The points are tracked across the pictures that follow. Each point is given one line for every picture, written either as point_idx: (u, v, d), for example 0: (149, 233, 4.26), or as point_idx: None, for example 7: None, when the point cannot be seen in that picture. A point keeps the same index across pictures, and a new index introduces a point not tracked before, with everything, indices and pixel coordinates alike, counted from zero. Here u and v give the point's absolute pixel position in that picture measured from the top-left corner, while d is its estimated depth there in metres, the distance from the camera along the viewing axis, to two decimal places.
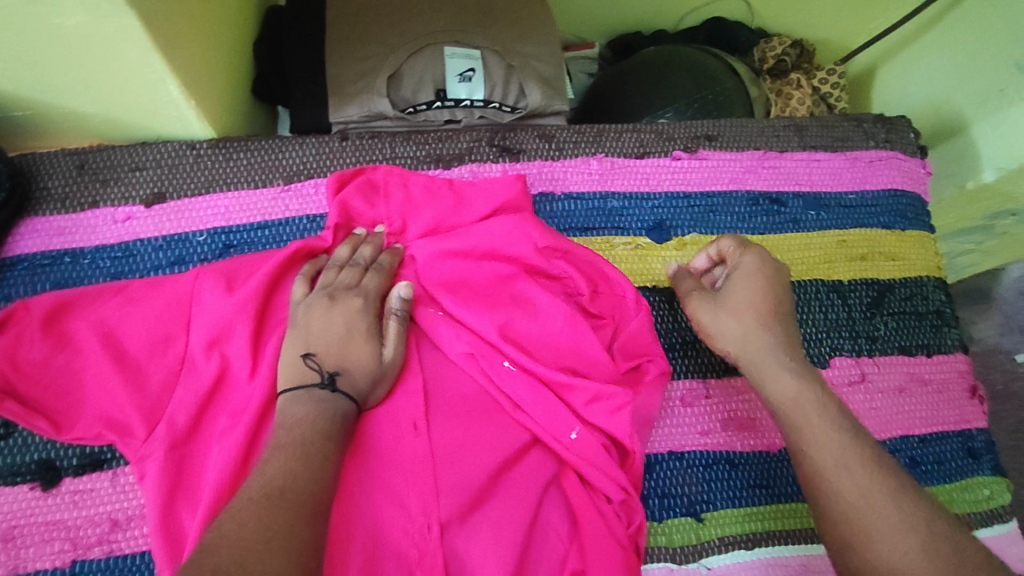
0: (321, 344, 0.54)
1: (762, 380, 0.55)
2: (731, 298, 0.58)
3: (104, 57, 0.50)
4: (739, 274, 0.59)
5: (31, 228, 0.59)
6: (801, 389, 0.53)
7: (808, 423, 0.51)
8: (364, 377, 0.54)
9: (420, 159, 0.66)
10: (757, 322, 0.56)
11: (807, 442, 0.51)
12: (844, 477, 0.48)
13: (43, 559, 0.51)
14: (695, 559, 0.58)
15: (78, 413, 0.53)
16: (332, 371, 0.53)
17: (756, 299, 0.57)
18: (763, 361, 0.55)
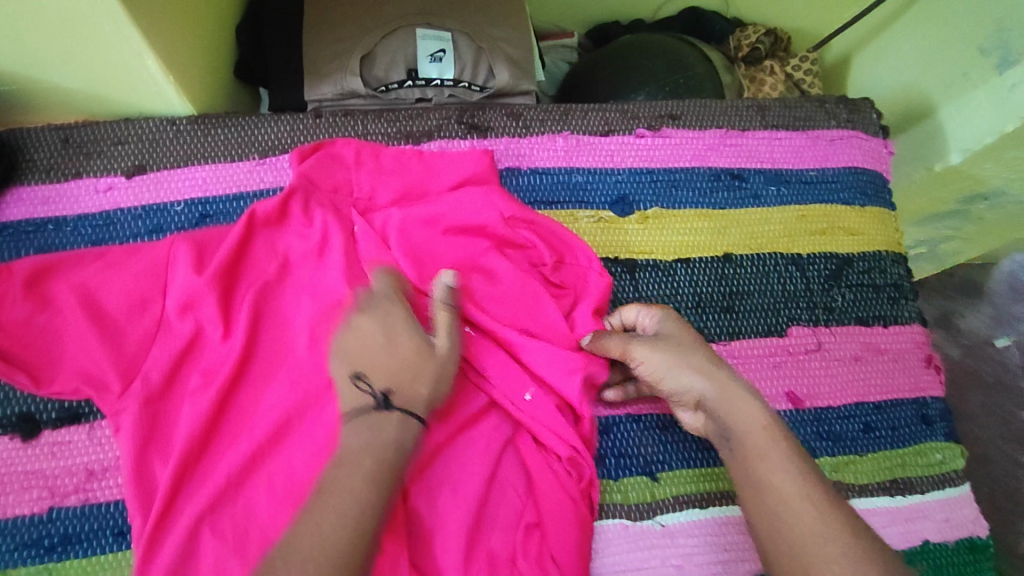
0: (367, 364, 0.57)
1: (719, 412, 0.57)
2: (670, 341, 0.60)
3: (83, 32, 0.53)
4: (671, 321, 0.62)
5: (17, 197, 0.62)
6: (757, 419, 0.56)
7: (770, 452, 0.54)
8: (413, 390, 0.56)
9: (391, 135, 0.69)
10: (703, 361, 0.58)
11: (777, 470, 0.53)
12: (811, 500, 0.51)
13: (22, 506, 0.53)
14: (650, 517, 0.61)
15: (57, 370, 0.55)
16: (382, 390, 0.56)
17: (696, 342, 0.60)
18: (729, 393, 0.57)
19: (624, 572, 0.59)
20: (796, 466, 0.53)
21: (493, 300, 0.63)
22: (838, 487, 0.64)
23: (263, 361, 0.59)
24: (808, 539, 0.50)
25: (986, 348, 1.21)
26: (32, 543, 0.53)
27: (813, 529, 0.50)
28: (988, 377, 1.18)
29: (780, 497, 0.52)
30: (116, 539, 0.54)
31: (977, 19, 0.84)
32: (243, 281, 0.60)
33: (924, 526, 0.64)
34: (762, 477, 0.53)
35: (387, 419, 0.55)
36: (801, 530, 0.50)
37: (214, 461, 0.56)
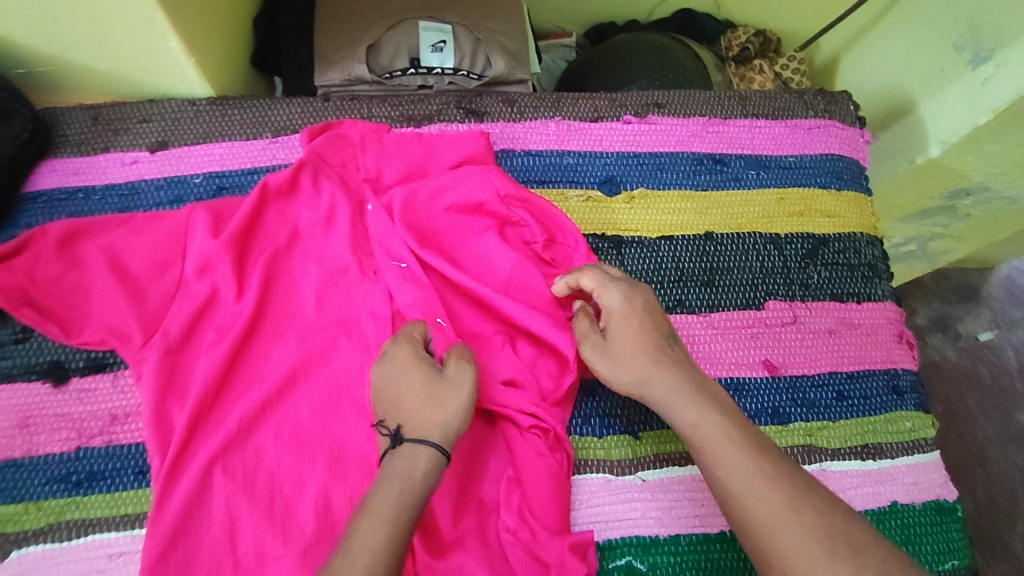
0: (384, 407, 0.56)
1: (665, 412, 0.56)
2: (614, 345, 0.60)
3: (115, 16, 0.58)
4: (613, 318, 0.61)
5: (51, 168, 0.67)
6: (701, 416, 0.54)
7: (714, 450, 0.52)
8: (427, 421, 0.54)
9: (394, 118, 0.74)
10: (641, 363, 0.58)
11: (719, 466, 0.51)
12: (756, 494, 0.49)
13: (52, 444, 0.59)
14: (632, 472, 0.65)
15: (85, 323, 0.60)
16: (397, 425, 0.55)
17: (639, 339, 0.59)
18: (665, 392, 0.57)
19: (607, 523, 0.62)
20: (742, 459, 0.51)
21: (486, 270, 0.68)
22: (811, 451, 0.67)
23: (273, 320, 0.64)
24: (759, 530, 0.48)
25: (982, 350, 1.24)
26: (61, 478, 0.58)
27: (756, 522, 0.48)
28: (985, 379, 1.21)
29: (724, 491, 0.51)
30: (137, 477, 0.58)
31: (953, 18, 0.85)
32: (255, 247, 0.65)
33: (893, 488, 0.67)
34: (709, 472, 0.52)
35: (400, 451, 0.53)
36: (743, 522, 0.49)
37: (227, 409, 0.60)
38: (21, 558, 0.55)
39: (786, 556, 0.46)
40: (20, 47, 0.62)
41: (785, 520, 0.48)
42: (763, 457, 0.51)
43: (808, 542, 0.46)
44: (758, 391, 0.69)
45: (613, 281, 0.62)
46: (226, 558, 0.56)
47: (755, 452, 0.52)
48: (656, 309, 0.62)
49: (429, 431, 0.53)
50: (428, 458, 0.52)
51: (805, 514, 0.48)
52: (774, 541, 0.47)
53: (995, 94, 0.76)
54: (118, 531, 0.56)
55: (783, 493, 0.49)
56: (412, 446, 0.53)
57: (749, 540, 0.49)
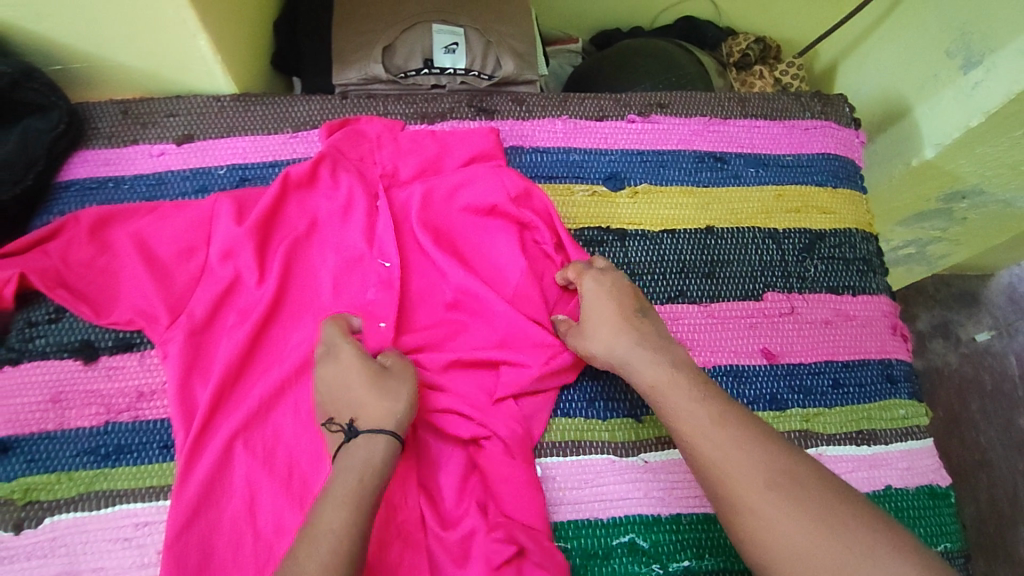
0: (334, 406, 0.59)
1: (629, 375, 0.61)
2: (591, 325, 0.64)
3: (149, 16, 0.62)
4: (586, 297, 0.65)
5: (82, 158, 0.71)
6: (658, 373, 0.59)
7: (679, 415, 0.56)
8: (378, 413, 0.57)
9: (409, 115, 0.77)
10: (607, 334, 0.62)
11: (674, 416, 0.56)
12: (706, 436, 0.54)
13: (83, 418, 0.62)
14: (634, 454, 0.67)
15: (113, 304, 0.63)
16: (348, 420, 0.57)
17: (607, 312, 0.63)
18: (636, 363, 0.61)
19: (611, 501, 0.65)
20: (697, 410, 0.56)
21: (495, 269, 0.71)
22: (808, 436, 0.70)
23: (292, 305, 0.67)
24: (727, 490, 0.51)
25: (984, 355, 1.26)
26: (91, 450, 0.61)
27: (706, 461, 0.53)
28: (987, 385, 1.24)
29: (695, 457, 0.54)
30: (162, 451, 0.62)
31: (946, 26, 0.88)
32: (277, 235, 0.68)
33: (887, 473, 0.70)
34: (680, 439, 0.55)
35: (354, 443, 0.56)
36: (695, 463, 0.54)
37: (247, 388, 0.63)
38: (54, 526, 0.58)
39: (731, 488, 0.51)
40: (58, 44, 0.65)
41: (728, 455, 0.52)
42: (711, 403, 0.56)
43: (750, 475, 0.51)
44: (757, 378, 0.71)
45: (589, 266, 0.67)
46: (246, 529, 0.58)
47: (703, 399, 0.56)
48: (635, 295, 0.65)
49: (381, 422, 0.56)
50: (385, 447, 0.55)
51: (748, 451, 0.52)
52: (720, 475, 0.52)
53: (987, 97, 0.78)
54: (144, 502, 0.60)
55: (729, 433, 0.54)
56: (366, 437, 0.56)
57: (701, 477, 0.54)
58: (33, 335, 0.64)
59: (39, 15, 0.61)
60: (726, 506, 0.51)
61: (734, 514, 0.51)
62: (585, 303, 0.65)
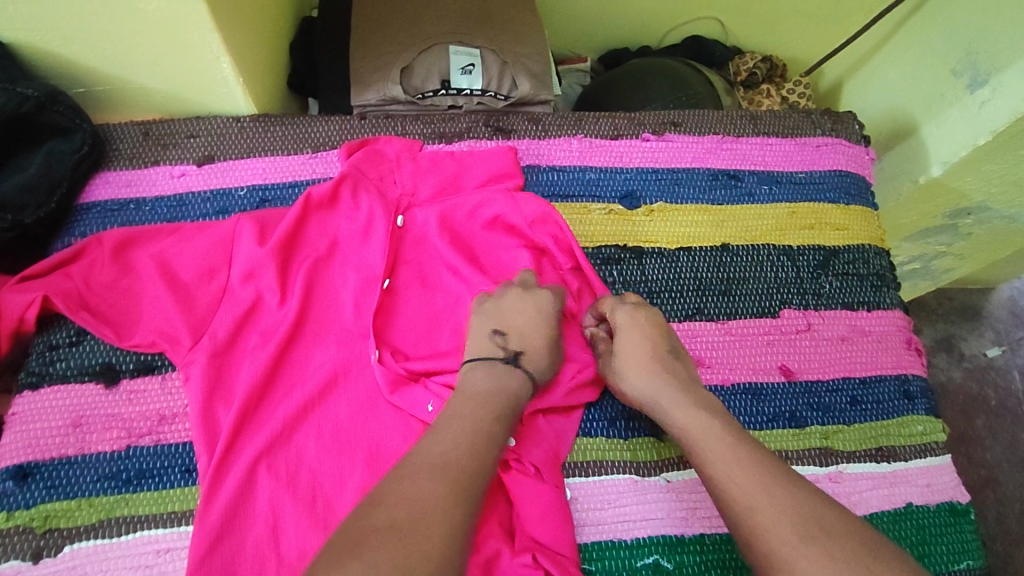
0: (510, 328, 0.64)
1: (661, 417, 0.62)
2: (628, 360, 0.65)
3: (174, 40, 0.63)
4: (620, 331, 0.67)
5: (103, 180, 0.71)
6: (691, 415, 0.60)
7: (708, 453, 0.56)
8: (540, 362, 0.63)
9: (427, 135, 0.78)
10: (639, 372, 0.64)
11: (706, 458, 0.56)
12: (738, 479, 0.53)
13: (104, 443, 0.62)
14: (656, 473, 0.67)
15: (135, 326, 0.63)
16: (516, 351, 0.62)
17: (639, 350, 0.65)
18: (667, 401, 0.62)
19: (633, 521, 0.65)
20: (727, 451, 0.56)
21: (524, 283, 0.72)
22: (828, 453, 0.70)
23: (314, 325, 0.67)
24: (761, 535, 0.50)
25: (987, 370, 1.27)
26: (111, 476, 0.61)
27: (737, 507, 0.52)
28: (991, 401, 1.24)
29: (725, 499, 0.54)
30: (183, 476, 0.61)
31: (951, 47, 0.90)
32: (298, 256, 0.68)
33: (907, 490, 0.70)
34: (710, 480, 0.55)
35: (515, 373, 0.61)
36: (727, 510, 0.53)
37: (270, 409, 0.63)
38: (74, 554, 0.58)
39: (765, 537, 0.50)
40: (81, 67, 0.66)
41: (758, 501, 0.51)
42: (743, 446, 0.56)
43: (784, 525, 0.50)
44: (776, 395, 0.72)
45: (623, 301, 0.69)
46: (270, 553, 0.58)
47: (735, 441, 0.56)
48: (665, 334, 0.67)
49: (536, 372, 0.63)
50: (528, 394, 0.61)
51: (780, 498, 0.51)
52: (754, 525, 0.51)
53: (994, 116, 0.79)
54: (165, 527, 0.59)
55: (761, 479, 0.53)
56: (525, 376, 0.61)
57: (734, 526, 0.52)
58: (54, 358, 0.64)
59: (65, 39, 0.62)
60: (763, 559, 0.49)
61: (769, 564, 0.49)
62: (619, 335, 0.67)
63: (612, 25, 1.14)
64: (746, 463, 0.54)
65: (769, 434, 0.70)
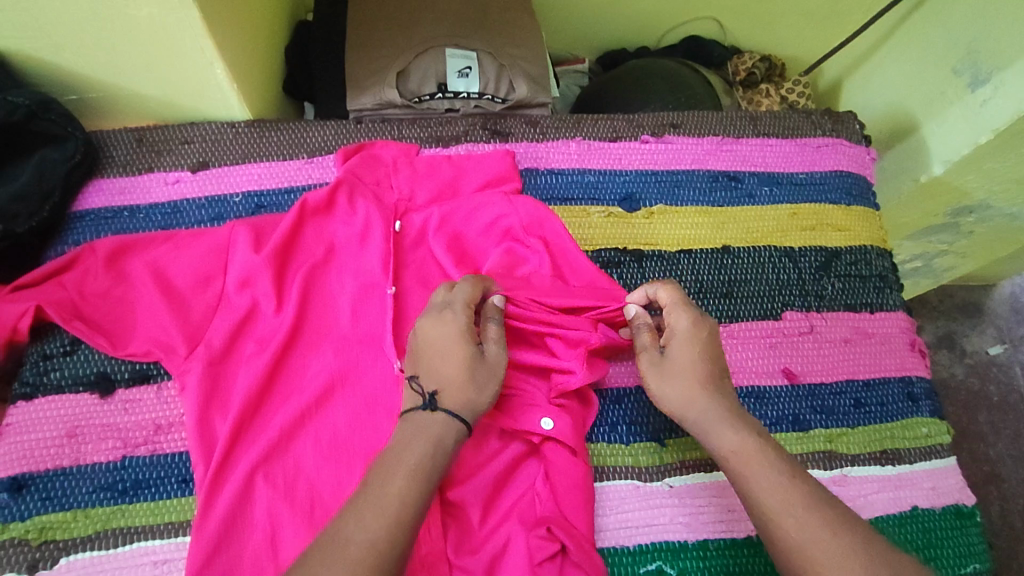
0: (422, 366, 0.57)
1: (703, 435, 0.58)
2: (674, 366, 0.60)
3: (167, 46, 0.62)
4: (677, 337, 0.62)
5: (97, 188, 0.71)
6: (742, 439, 0.56)
7: (752, 473, 0.54)
8: (463, 396, 0.56)
9: (424, 139, 0.77)
10: (691, 385, 0.59)
11: (758, 489, 0.53)
12: (788, 508, 0.51)
13: (99, 453, 0.61)
14: (659, 478, 0.67)
15: (130, 335, 0.63)
16: (431, 390, 0.56)
17: (695, 363, 0.60)
18: (711, 417, 0.58)
19: (636, 528, 0.64)
20: (775, 478, 0.53)
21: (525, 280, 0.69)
22: (832, 456, 0.69)
23: (311, 332, 0.66)
24: (807, 560, 0.49)
25: (990, 367, 1.26)
26: (107, 486, 0.60)
27: (795, 545, 0.50)
28: (994, 398, 1.24)
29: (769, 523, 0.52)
30: (180, 486, 0.61)
31: (951, 45, 0.89)
32: (295, 262, 0.68)
33: (912, 493, 0.69)
34: (753, 500, 0.53)
35: (433, 417, 0.55)
36: (781, 546, 0.50)
37: (268, 418, 0.62)
38: (70, 565, 0.57)
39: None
40: (72, 74, 0.65)
41: (820, 541, 0.49)
42: (796, 478, 0.53)
43: (850, 566, 0.48)
44: (779, 399, 0.71)
45: (685, 304, 0.63)
46: (268, 563, 0.57)
47: (786, 471, 0.54)
48: (719, 347, 0.63)
49: (462, 407, 0.55)
50: (458, 433, 0.55)
51: (841, 536, 0.49)
52: (815, 566, 0.48)
53: (996, 114, 0.79)
54: (163, 538, 0.59)
55: (819, 515, 0.51)
56: (445, 416, 0.55)
57: (788, 564, 0.50)
58: (47, 368, 0.64)
59: (56, 46, 0.61)
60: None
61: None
62: (673, 340, 0.62)
63: (610, 25, 1.13)
64: (794, 491, 0.52)
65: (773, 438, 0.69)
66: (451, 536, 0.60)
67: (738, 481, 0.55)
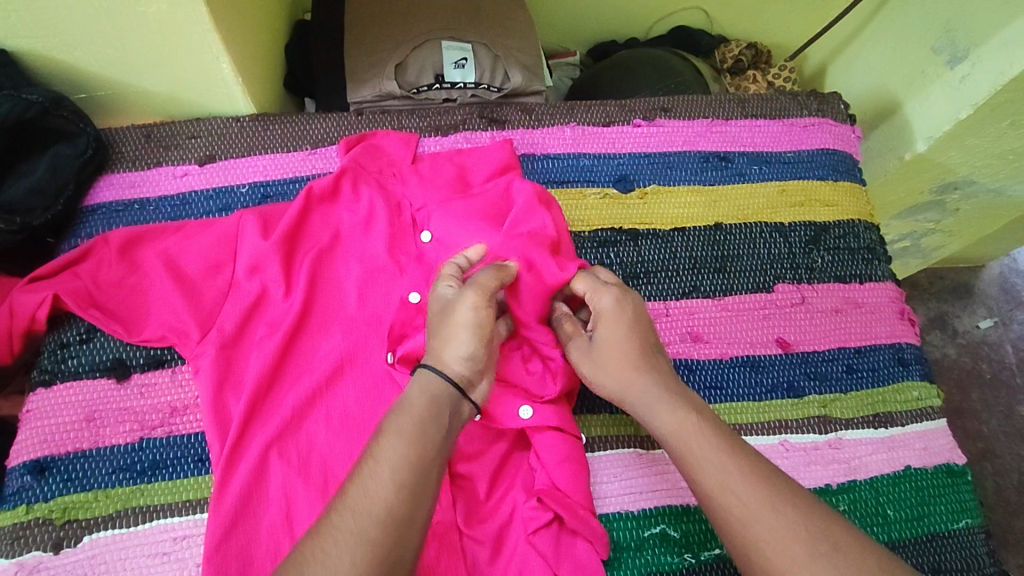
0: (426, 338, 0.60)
1: (646, 418, 0.59)
2: (602, 352, 0.61)
3: (173, 43, 0.64)
4: (602, 320, 0.62)
5: (107, 182, 0.73)
6: (682, 421, 0.56)
7: (692, 448, 0.55)
8: (441, 354, 0.57)
9: (423, 129, 0.80)
10: (625, 366, 0.60)
11: (698, 467, 0.53)
12: (732, 489, 0.52)
13: (117, 436, 0.63)
14: (659, 446, 0.69)
15: (145, 321, 0.65)
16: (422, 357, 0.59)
17: (625, 345, 0.61)
18: (647, 399, 0.59)
19: (640, 493, 0.66)
20: (718, 457, 0.53)
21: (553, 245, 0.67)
22: (827, 420, 0.72)
23: (319, 316, 0.68)
24: (757, 537, 0.49)
25: (981, 345, 1.29)
26: (126, 467, 0.62)
27: (739, 520, 0.50)
28: (986, 374, 1.26)
29: (711, 498, 0.52)
30: (198, 465, 0.63)
31: (930, 25, 0.92)
32: (301, 248, 0.70)
33: (905, 454, 0.72)
34: (691, 475, 0.54)
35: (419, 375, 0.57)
36: (725, 521, 0.51)
37: (280, 397, 0.64)
38: (93, 543, 0.59)
39: (769, 556, 0.48)
40: (83, 73, 0.67)
41: (762, 515, 0.50)
42: (740, 456, 0.54)
43: (789, 540, 0.48)
44: (773, 367, 0.73)
45: (604, 285, 0.64)
46: (285, 535, 0.59)
47: (729, 451, 0.54)
48: (647, 322, 0.63)
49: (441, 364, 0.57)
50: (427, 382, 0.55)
51: (787, 513, 0.50)
52: (757, 541, 0.49)
53: (975, 89, 0.81)
54: (181, 515, 0.61)
55: (761, 493, 0.51)
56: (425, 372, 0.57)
57: (731, 538, 0.51)
58: (65, 356, 0.66)
59: (68, 45, 0.63)
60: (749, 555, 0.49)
61: (750, 545, 0.50)
62: (598, 325, 0.63)
63: (600, 18, 1.16)
64: (737, 466, 0.52)
65: (769, 405, 0.72)
66: (461, 505, 0.62)
67: (677, 459, 0.56)
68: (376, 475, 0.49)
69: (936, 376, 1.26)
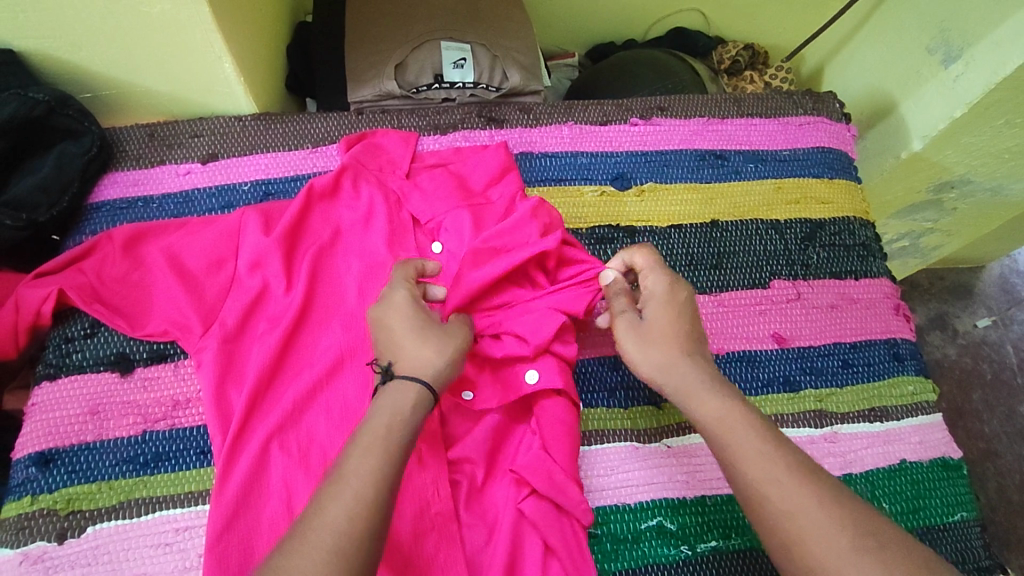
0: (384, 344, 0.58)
1: (686, 405, 0.58)
2: (654, 331, 0.61)
3: (177, 44, 0.65)
4: (654, 300, 0.63)
5: (112, 180, 0.74)
6: (725, 410, 0.56)
7: (734, 437, 0.54)
8: (414, 361, 0.56)
9: (422, 128, 0.81)
10: (673, 351, 0.60)
11: (744, 456, 0.53)
12: (775, 481, 0.51)
13: (120, 428, 0.64)
14: (656, 440, 0.70)
15: (148, 316, 0.66)
16: (387, 362, 0.57)
17: (672, 327, 0.61)
18: (688, 386, 0.58)
19: (637, 486, 0.67)
20: (761, 448, 0.53)
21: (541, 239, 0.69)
22: (823, 415, 0.72)
23: (319, 311, 0.69)
24: (805, 530, 0.49)
25: (981, 345, 1.29)
26: (129, 459, 0.63)
27: (783, 512, 0.50)
28: (986, 374, 1.27)
29: (754, 488, 0.52)
30: (200, 457, 0.64)
31: (924, 26, 0.93)
32: (302, 245, 0.71)
33: (901, 448, 0.72)
34: (732, 464, 0.54)
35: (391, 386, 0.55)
36: (766, 510, 0.51)
37: (280, 391, 0.65)
38: (97, 534, 0.60)
39: (813, 550, 0.48)
40: (89, 72, 0.69)
41: (808, 508, 0.50)
42: (783, 449, 0.54)
43: (832, 536, 0.48)
44: (770, 361, 0.74)
45: (662, 269, 0.65)
46: (284, 528, 0.59)
47: (773, 443, 0.54)
48: (695, 311, 0.64)
49: (418, 369, 0.55)
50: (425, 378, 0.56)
51: (828, 504, 0.50)
52: (801, 533, 0.49)
53: (969, 88, 0.82)
54: (183, 507, 0.62)
55: (807, 486, 0.51)
56: (401, 381, 0.55)
57: (773, 533, 0.50)
58: (70, 350, 0.67)
59: (74, 45, 0.64)
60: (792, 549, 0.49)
61: (792, 537, 0.49)
62: (650, 305, 0.63)
63: (598, 20, 1.17)
64: (781, 460, 0.52)
65: (765, 399, 0.72)
66: (460, 496, 0.63)
67: (717, 447, 0.55)
68: (376, 463, 0.50)
69: (936, 376, 1.26)
